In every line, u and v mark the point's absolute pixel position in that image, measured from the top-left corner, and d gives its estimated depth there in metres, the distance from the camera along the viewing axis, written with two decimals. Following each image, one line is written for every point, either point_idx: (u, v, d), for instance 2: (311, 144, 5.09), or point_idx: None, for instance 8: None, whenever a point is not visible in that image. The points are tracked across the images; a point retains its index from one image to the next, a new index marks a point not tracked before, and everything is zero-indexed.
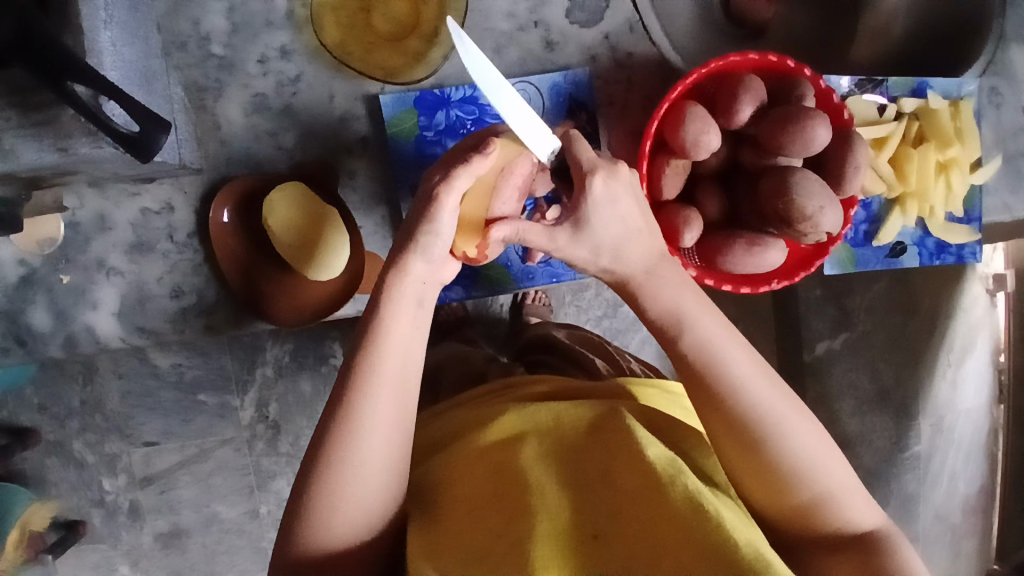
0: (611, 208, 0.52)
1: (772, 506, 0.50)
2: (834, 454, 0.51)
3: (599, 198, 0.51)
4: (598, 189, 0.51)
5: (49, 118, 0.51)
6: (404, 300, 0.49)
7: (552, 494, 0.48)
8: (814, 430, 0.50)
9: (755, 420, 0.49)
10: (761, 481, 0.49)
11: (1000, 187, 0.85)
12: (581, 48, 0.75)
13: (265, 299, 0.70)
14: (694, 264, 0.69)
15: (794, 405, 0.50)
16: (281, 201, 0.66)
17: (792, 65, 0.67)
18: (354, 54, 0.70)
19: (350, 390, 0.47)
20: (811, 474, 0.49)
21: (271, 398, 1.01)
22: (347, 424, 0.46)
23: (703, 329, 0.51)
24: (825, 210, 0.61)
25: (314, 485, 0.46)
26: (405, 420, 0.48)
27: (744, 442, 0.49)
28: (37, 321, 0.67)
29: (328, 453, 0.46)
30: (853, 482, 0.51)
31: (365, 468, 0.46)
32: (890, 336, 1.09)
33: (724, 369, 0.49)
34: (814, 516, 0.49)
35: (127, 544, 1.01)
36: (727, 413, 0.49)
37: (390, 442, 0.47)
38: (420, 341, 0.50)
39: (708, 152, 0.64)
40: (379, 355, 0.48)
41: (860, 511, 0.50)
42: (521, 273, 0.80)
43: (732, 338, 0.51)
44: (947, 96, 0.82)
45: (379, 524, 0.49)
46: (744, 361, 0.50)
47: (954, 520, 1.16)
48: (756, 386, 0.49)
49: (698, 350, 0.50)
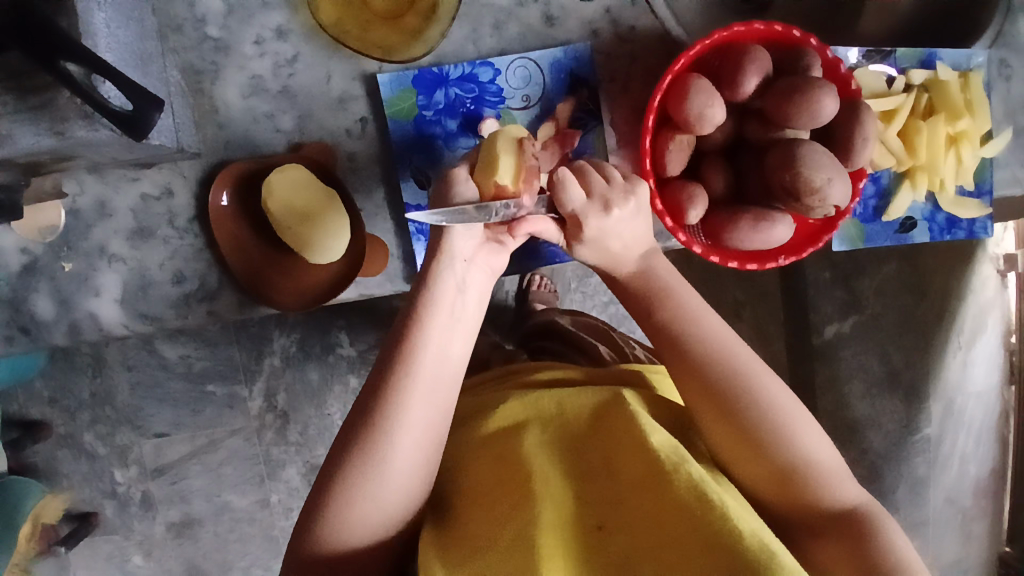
0: (603, 242, 0.55)
1: (746, 478, 0.50)
2: (810, 425, 0.50)
3: (591, 237, 0.55)
4: (590, 232, 0.55)
5: (45, 102, 0.51)
6: (443, 289, 0.50)
7: (552, 478, 0.47)
8: (790, 401, 0.50)
9: (728, 391, 0.49)
10: (742, 453, 0.49)
11: (1011, 160, 0.83)
12: (581, 22, 0.74)
13: (267, 285, 0.69)
14: (700, 242, 0.68)
15: (769, 378, 0.50)
16: (278, 182, 0.65)
17: (797, 35, 0.66)
18: (351, 33, 0.68)
19: (389, 380, 0.47)
20: (785, 443, 0.48)
21: (278, 388, 1.00)
22: (377, 415, 0.46)
23: (675, 311, 0.53)
24: (833, 181, 0.60)
25: (336, 475, 0.45)
26: (438, 413, 0.48)
27: (721, 415, 0.49)
28: (40, 309, 0.67)
29: (356, 444, 0.45)
30: (831, 456, 0.50)
31: (394, 462, 0.46)
32: (901, 316, 1.08)
33: (697, 348, 0.51)
34: (795, 489, 0.48)
35: (140, 534, 1.02)
36: (703, 385, 0.50)
37: (416, 439, 0.46)
38: (465, 333, 0.51)
39: (714, 126, 0.63)
40: (419, 347, 0.48)
41: (843, 486, 0.49)
42: (525, 253, 0.78)
43: (702, 322, 0.53)
44: (957, 68, 0.81)
45: (395, 521, 0.47)
46: (714, 336, 0.52)
47: (965, 502, 1.15)
48: (727, 362, 0.50)
49: (670, 330, 0.52)
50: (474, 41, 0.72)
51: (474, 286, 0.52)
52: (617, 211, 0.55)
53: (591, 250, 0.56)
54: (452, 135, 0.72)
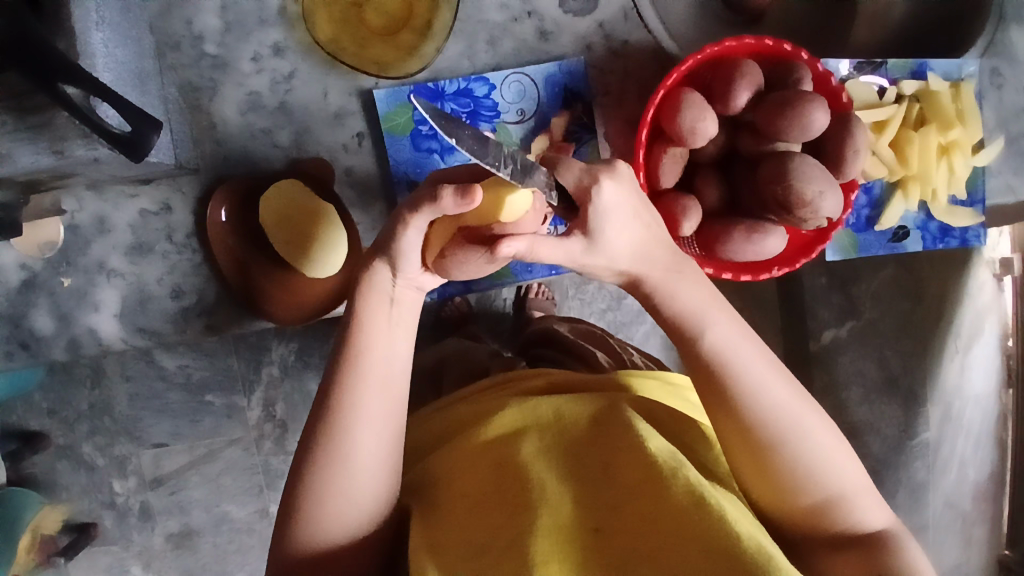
0: (622, 214, 0.46)
1: (766, 499, 0.49)
2: (844, 451, 0.49)
3: (607, 208, 0.46)
4: (606, 199, 0.46)
5: (44, 121, 0.51)
6: (374, 303, 0.48)
7: (552, 489, 0.47)
8: (829, 429, 0.49)
9: (767, 423, 0.47)
10: (769, 481, 0.48)
11: (1004, 169, 0.84)
12: (575, 37, 0.75)
13: (263, 297, 0.70)
14: (693, 253, 0.69)
15: (810, 404, 0.48)
16: (273, 198, 0.67)
17: (788, 49, 0.67)
18: (348, 49, 0.69)
19: (337, 393, 0.47)
20: (820, 468, 0.47)
21: (278, 398, 1.01)
22: (336, 415, 0.46)
23: (720, 328, 0.48)
24: (825, 194, 0.61)
25: (306, 477, 0.46)
26: (396, 412, 0.48)
27: (753, 443, 0.47)
28: (40, 325, 0.67)
29: (317, 452, 0.46)
30: (862, 480, 0.49)
31: (355, 465, 0.46)
32: (898, 322, 1.08)
33: (741, 371, 0.47)
34: (821, 514, 0.48)
35: (139, 545, 1.02)
36: (738, 415, 0.47)
37: (379, 437, 0.47)
38: (405, 336, 0.50)
39: (706, 140, 0.64)
40: (365, 358, 0.47)
41: (867, 509, 0.49)
42: (521, 266, 0.80)
43: (750, 344, 0.48)
44: (948, 78, 0.82)
45: (370, 521, 0.48)
46: (758, 363, 0.47)
47: (964, 506, 1.16)
48: (770, 388, 0.47)
49: (713, 349, 0.47)
50: (469, 56, 0.73)
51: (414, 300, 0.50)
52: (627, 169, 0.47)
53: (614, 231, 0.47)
54: (448, 149, 0.73)
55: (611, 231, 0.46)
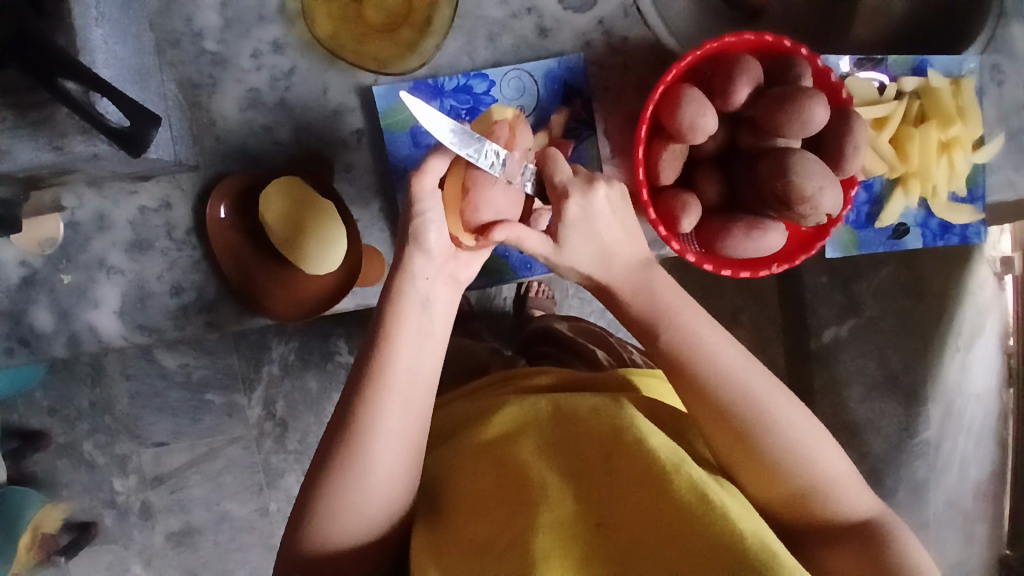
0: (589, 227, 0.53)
1: (756, 492, 0.49)
2: (827, 440, 0.49)
3: (574, 221, 0.52)
4: (573, 212, 0.52)
5: (44, 117, 0.51)
6: (407, 308, 0.49)
7: (553, 483, 0.47)
8: (807, 416, 0.49)
9: (741, 410, 0.47)
10: (756, 471, 0.48)
11: (1004, 165, 0.83)
12: (574, 33, 0.74)
13: (261, 293, 0.70)
14: (694, 250, 0.68)
15: (784, 390, 0.49)
16: (274, 197, 0.66)
17: (788, 45, 0.67)
18: (347, 46, 0.69)
19: (359, 393, 0.47)
20: (802, 460, 0.47)
21: (278, 396, 1.01)
22: (352, 417, 0.46)
23: (680, 325, 0.51)
24: (824, 190, 0.61)
25: (319, 479, 0.46)
26: (417, 414, 0.48)
27: (733, 434, 0.48)
28: (39, 321, 0.67)
29: (332, 454, 0.46)
30: (848, 470, 0.49)
31: (370, 465, 0.46)
32: (900, 320, 1.08)
33: (706, 361, 0.49)
34: (809, 504, 0.48)
35: (139, 543, 1.02)
36: (711, 403, 0.48)
37: (398, 441, 0.47)
38: (432, 344, 0.50)
39: (706, 136, 0.64)
40: (390, 360, 0.47)
41: (857, 499, 0.49)
42: (520, 262, 0.80)
43: (715, 334, 0.50)
44: (949, 74, 0.81)
45: (381, 523, 0.47)
46: (727, 352, 0.49)
47: (965, 505, 1.15)
48: (737, 371, 0.49)
49: (676, 344, 0.50)
50: (469, 52, 0.73)
51: (443, 303, 0.51)
52: (603, 189, 0.53)
53: (582, 238, 0.52)
54: None
55: (573, 242, 0.52)
